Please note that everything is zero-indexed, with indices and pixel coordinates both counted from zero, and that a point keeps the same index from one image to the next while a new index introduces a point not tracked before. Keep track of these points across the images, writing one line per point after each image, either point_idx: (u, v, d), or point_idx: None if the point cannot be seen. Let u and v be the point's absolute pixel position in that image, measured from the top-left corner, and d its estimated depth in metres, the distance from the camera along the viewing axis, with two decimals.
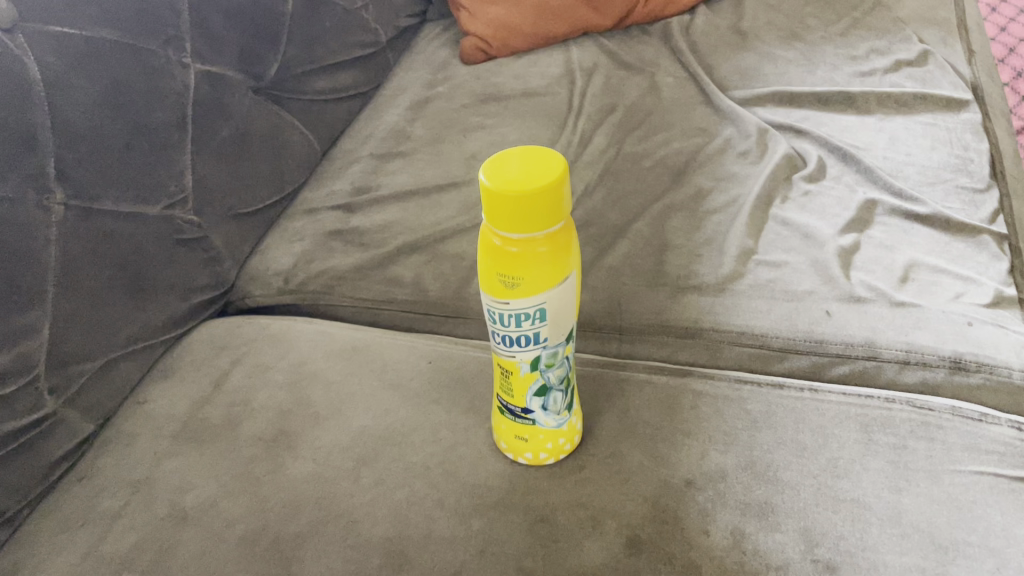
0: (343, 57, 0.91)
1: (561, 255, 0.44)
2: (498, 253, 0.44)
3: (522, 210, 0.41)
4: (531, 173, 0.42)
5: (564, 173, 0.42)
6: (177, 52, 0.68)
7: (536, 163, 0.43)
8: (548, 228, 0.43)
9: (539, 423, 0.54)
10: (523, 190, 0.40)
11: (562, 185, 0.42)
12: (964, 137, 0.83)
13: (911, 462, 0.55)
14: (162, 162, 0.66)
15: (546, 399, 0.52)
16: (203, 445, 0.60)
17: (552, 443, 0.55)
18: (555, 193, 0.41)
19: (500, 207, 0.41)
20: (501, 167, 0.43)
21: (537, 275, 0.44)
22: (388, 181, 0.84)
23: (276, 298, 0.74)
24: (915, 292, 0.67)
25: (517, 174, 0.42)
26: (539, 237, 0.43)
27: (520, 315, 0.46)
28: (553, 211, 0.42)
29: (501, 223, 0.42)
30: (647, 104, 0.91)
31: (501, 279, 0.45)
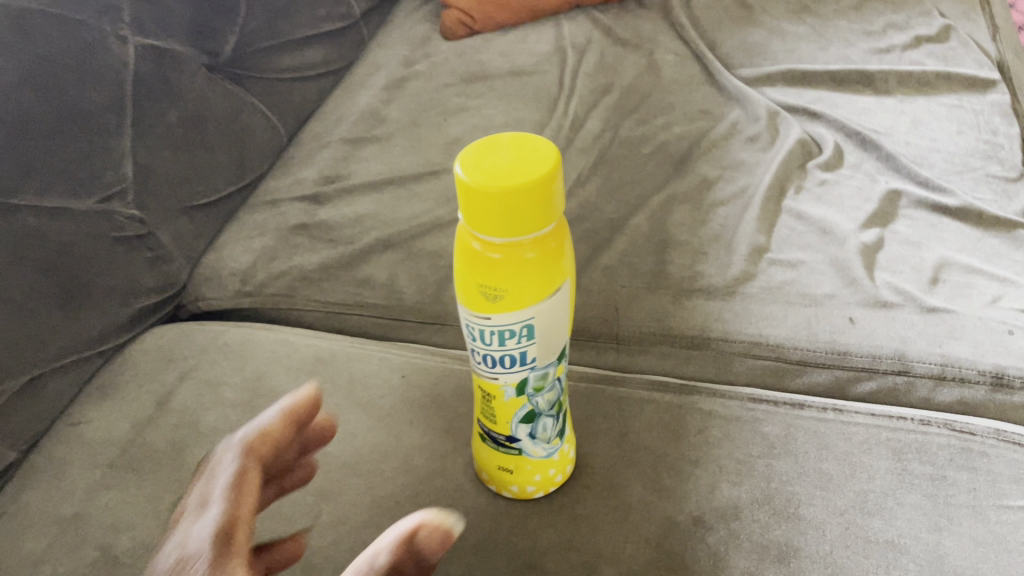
0: (311, 31, 0.83)
1: (553, 263, 0.37)
2: (476, 261, 0.37)
3: (505, 211, 0.34)
4: (516, 166, 0.35)
5: (556, 166, 0.35)
6: (114, 24, 0.60)
7: (522, 154, 0.35)
8: (537, 232, 0.35)
9: (526, 454, 0.46)
10: (505, 188, 0.33)
11: (553, 181, 0.34)
12: (993, 120, 0.75)
13: (951, 497, 0.48)
14: (97, 151, 0.58)
15: (535, 426, 0.45)
16: (143, 475, 0.53)
17: (542, 475, 0.48)
18: (545, 190, 0.34)
19: (478, 207, 0.34)
20: (480, 158, 0.35)
21: (525, 288, 0.37)
22: (360, 168, 0.76)
23: (231, 302, 0.66)
24: (947, 296, 0.60)
25: (500, 168, 0.35)
26: (528, 243, 0.36)
27: (504, 333, 0.39)
28: (543, 212, 0.35)
29: (482, 226, 0.35)
30: (645, 84, 0.83)
31: (480, 292, 0.38)
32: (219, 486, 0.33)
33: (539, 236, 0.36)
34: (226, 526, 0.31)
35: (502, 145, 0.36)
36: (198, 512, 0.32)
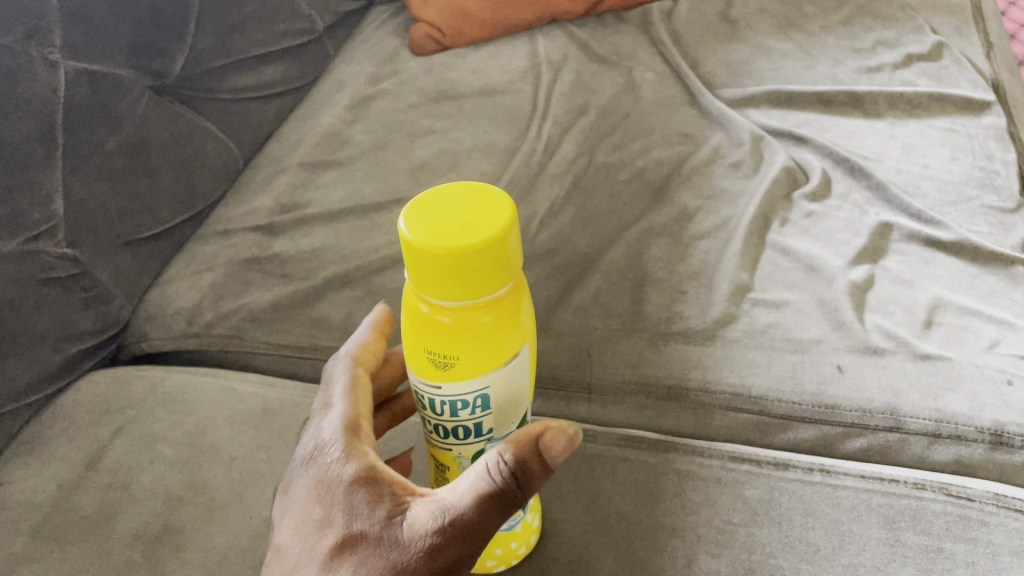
0: (270, 48, 0.78)
1: (514, 331, 0.30)
2: (424, 334, 0.31)
3: (446, 289, 0.28)
4: (466, 225, 0.29)
5: (512, 222, 0.29)
6: (42, 47, 0.55)
7: (472, 208, 0.29)
8: (491, 303, 0.29)
9: None
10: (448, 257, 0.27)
11: (509, 238, 0.28)
12: (988, 144, 0.71)
13: (949, 572, 0.44)
14: (21, 186, 0.53)
15: None
16: (66, 545, 0.48)
17: (502, 550, 0.43)
18: (498, 257, 0.28)
19: (416, 284, 0.28)
20: (423, 214, 0.29)
21: (480, 362, 0.30)
22: (319, 196, 0.71)
23: (176, 343, 0.61)
24: (941, 341, 0.56)
25: (444, 228, 0.29)
26: (482, 311, 0.29)
27: (455, 405, 0.32)
28: (497, 282, 0.28)
29: (426, 291, 0.28)
30: (623, 104, 0.79)
31: (430, 369, 0.31)
32: (340, 382, 0.37)
33: (496, 307, 0.29)
34: (347, 413, 0.36)
35: (452, 194, 0.30)
36: (324, 402, 0.37)
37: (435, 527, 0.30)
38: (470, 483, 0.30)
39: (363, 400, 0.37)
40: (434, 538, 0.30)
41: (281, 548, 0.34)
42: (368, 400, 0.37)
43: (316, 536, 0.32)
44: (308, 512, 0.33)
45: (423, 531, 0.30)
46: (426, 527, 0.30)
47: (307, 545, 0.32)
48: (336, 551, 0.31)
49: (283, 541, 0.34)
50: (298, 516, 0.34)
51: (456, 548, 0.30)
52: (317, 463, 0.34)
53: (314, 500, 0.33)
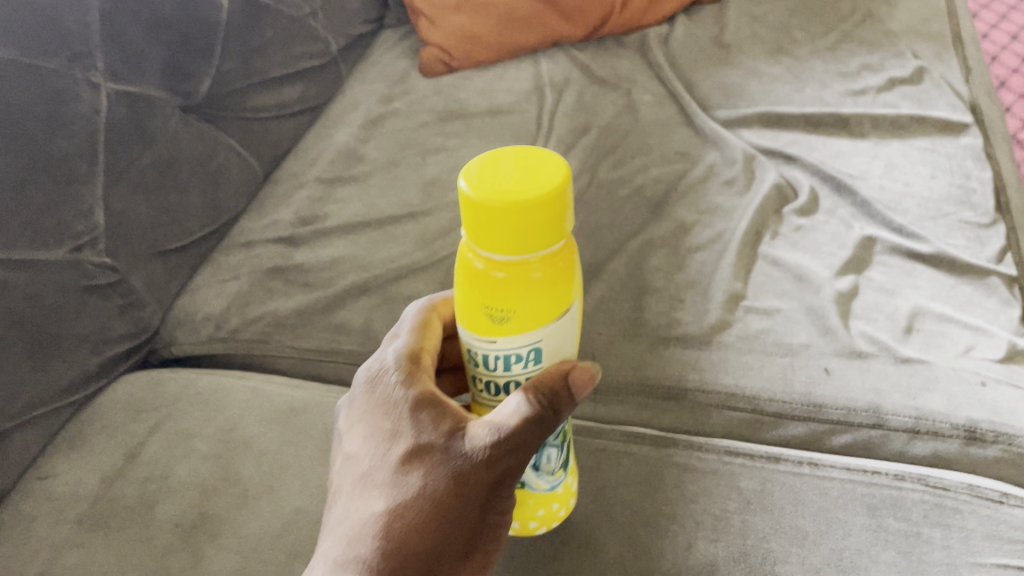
0: (288, 70, 0.83)
1: (565, 286, 0.33)
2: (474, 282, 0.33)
3: (510, 225, 0.30)
4: (525, 178, 0.31)
5: (566, 180, 0.31)
6: (85, 71, 0.58)
7: (531, 167, 0.32)
8: (545, 253, 0.31)
9: (529, 488, 0.40)
10: (511, 200, 0.29)
11: (562, 194, 0.30)
12: (966, 164, 0.76)
13: (925, 554, 0.48)
14: (67, 200, 0.57)
15: (539, 456, 0.39)
16: (110, 533, 0.52)
17: (544, 512, 0.42)
18: (556, 203, 0.30)
19: (479, 220, 0.30)
20: (484, 168, 0.32)
21: (533, 315, 0.33)
22: (336, 210, 0.75)
23: (204, 348, 0.65)
24: (920, 345, 0.61)
25: (506, 178, 0.31)
26: (534, 263, 0.31)
27: (509, 358, 0.35)
28: (554, 230, 0.31)
29: (483, 243, 0.31)
30: (623, 124, 0.84)
31: (478, 317, 0.33)
32: (409, 320, 0.43)
33: (549, 259, 0.31)
34: (413, 347, 0.41)
35: (514, 156, 0.33)
36: (394, 334, 0.43)
37: (486, 441, 0.35)
38: (513, 402, 0.35)
39: (429, 338, 0.42)
40: (484, 451, 0.35)
41: (355, 454, 0.40)
42: (434, 338, 0.43)
43: (386, 445, 0.38)
44: (379, 424, 0.39)
45: (476, 445, 0.36)
46: (479, 442, 0.36)
47: (379, 453, 0.38)
48: (403, 459, 0.37)
49: (357, 450, 0.40)
50: (370, 429, 0.40)
51: (503, 460, 0.35)
52: (386, 385, 0.40)
53: (384, 414, 0.39)
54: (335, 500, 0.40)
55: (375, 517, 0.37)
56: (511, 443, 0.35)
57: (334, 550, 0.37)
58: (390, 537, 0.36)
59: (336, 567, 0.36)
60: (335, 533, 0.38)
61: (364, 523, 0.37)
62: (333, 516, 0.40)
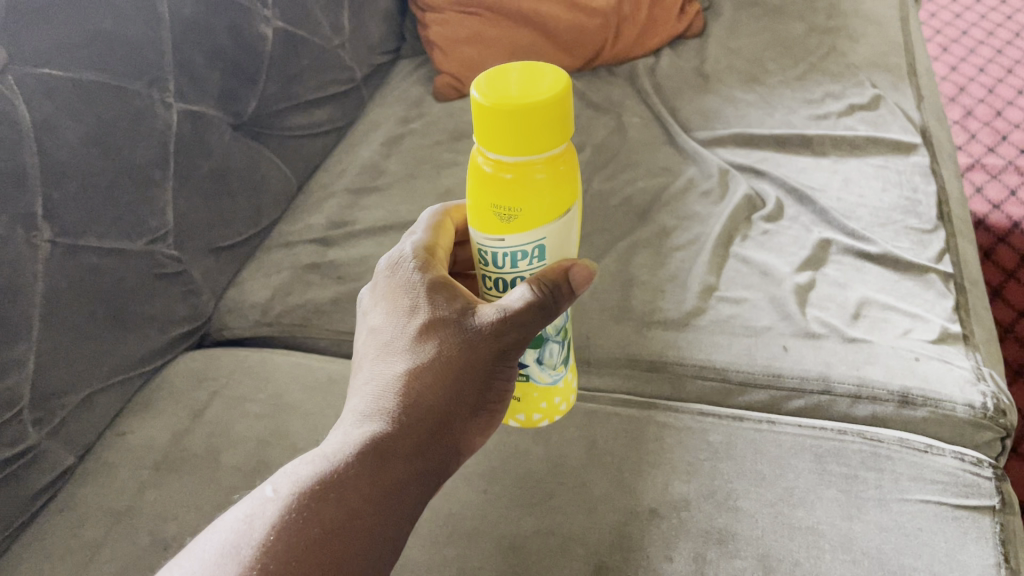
0: (320, 94, 0.94)
1: (561, 179, 0.43)
2: (492, 181, 0.43)
3: (519, 125, 0.40)
4: (530, 89, 0.41)
5: (563, 90, 0.41)
6: (160, 92, 0.71)
7: (531, 81, 0.42)
8: (548, 149, 0.41)
9: (535, 381, 0.54)
10: (521, 104, 0.39)
11: (560, 102, 0.40)
12: (913, 179, 0.85)
13: (861, 491, 0.58)
14: (146, 199, 0.69)
15: (542, 351, 0.52)
16: (183, 474, 0.63)
17: (547, 403, 0.56)
18: (556, 106, 0.40)
19: (493, 124, 0.40)
20: (496, 84, 0.42)
21: (537, 204, 0.43)
22: (363, 216, 0.86)
23: (251, 331, 0.78)
24: (866, 328, 0.71)
25: (514, 91, 0.41)
26: (538, 159, 0.41)
27: (516, 254, 0.46)
28: (555, 129, 0.40)
29: (499, 145, 0.41)
30: (613, 143, 0.95)
31: (496, 212, 0.44)
32: (423, 223, 0.54)
33: (552, 154, 0.41)
34: (430, 247, 0.52)
35: (520, 74, 0.43)
36: (413, 234, 0.53)
37: (494, 316, 0.46)
38: (521, 289, 0.46)
39: (442, 242, 0.54)
40: (492, 323, 0.46)
41: (379, 326, 0.51)
42: (446, 242, 0.54)
43: (407, 318, 0.49)
44: (402, 301, 0.50)
45: (486, 319, 0.46)
46: (488, 316, 0.46)
47: (400, 322, 0.49)
48: (423, 327, 0.48)
49: (381, 322, 0.51)
50: (393, 304, 0.50)
51: (506, 332, 0.46)
52: (408, 272, 0.50)
53: (405, 294, 0.50)
54: (360, 362, 0.51)
55: (399, 370, 0.47)
56: (516, 319, 0.46)
57: (363, 397, 0.48)
58: (412, 386, 0.47)
59: (366, 408, 0.47)
60: (362, 385, 0.49)
61: (388, 375, 0.48)
62: (358, 375, 0.50)
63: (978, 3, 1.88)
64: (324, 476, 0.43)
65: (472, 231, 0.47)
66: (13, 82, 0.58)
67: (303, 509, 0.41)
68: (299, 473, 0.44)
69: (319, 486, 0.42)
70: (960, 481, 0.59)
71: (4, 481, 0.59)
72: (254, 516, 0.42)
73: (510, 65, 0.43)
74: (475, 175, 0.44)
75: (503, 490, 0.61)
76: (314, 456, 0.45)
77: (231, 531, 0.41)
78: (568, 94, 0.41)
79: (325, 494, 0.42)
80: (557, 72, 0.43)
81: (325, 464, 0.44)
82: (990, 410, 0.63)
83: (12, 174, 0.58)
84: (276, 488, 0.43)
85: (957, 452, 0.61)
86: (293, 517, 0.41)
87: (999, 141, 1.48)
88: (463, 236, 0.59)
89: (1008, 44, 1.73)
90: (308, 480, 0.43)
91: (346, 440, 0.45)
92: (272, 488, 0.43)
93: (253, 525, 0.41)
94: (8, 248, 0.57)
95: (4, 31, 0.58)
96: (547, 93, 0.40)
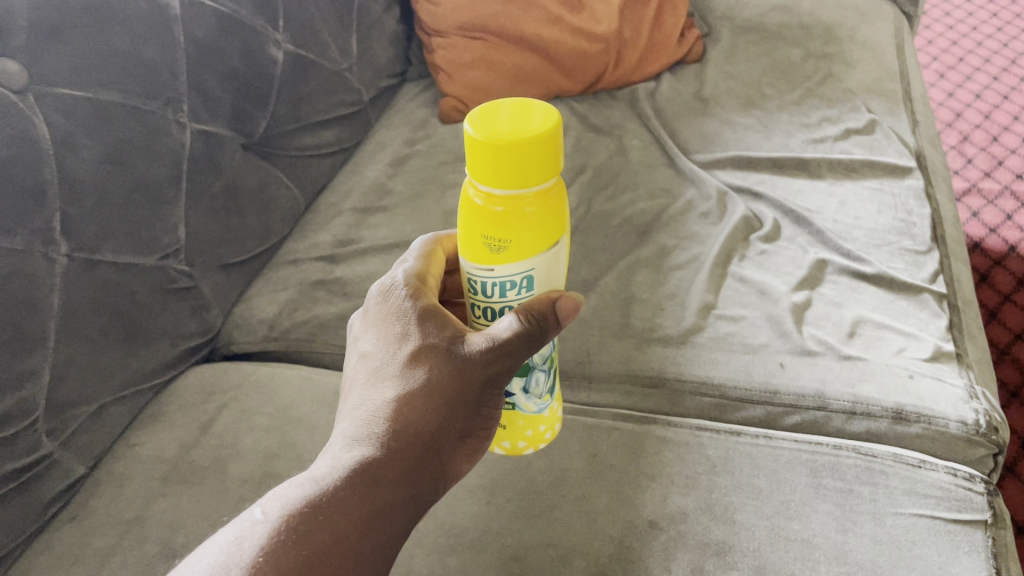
0: (328, 116, 0.97)
1: (551, 212, 0.44)
2: (483, 213, 0.44)
3: (511, 159, 0.41)
4: (522, 125, 0.43)
5: (556, 127, 0.42)
6: (175, 112, 0.73)
7: (525, 116, 0.44)
8: (538, 183, 0.43)
9: (520, 409, 0.55)
10: (512, 139, 0.41)
11: (552, 138, 0.42)
12: (908, 202, 0.87)
13: (856, 505, 0.60)
14: (159, 217, 0.71)
15: (529, 380, 0.53)
16: (192, 485, 0.65)
17: (532, 431, 0.57)
18: (547, 142, 0.42)
19: (485, 158, 0.42)
20: (489, 119, 0.44)
21: (526, 236, 0.44)
22: (368, 234, 0.88)
23: (260, 345, 0.80)
24: (861, 346, 0.72)
25: (506, 126, 0.43)
26: (528, 194, 0.43)
27: (505, 283, 0.48)
28: (545, 164, 0.42)
29: (491, 178, 0.42)
30: (614, 165, 0.97)
31: (487, 243, 0.45)
32: (414, 253, 0.56)
33: (541, 188, 0.43)
34: (421, 275, 0.54)
35: (513, 110, 0.45)
36: (404, 263, 0.55)
37: (483, 344, 0.48)
38: (509, 318, 0.47)
39: (432, 271, 0.55)
40: (481, 351, 0.48)
41: (369, 353, 0.52)
42: (435, 272, 0.56)
43: (397, 345, 0.51)
44: (392, 328, 0.51)
45: (475, 347, 0.48)
46: (477, 345, 0.48)
47: (391, 349, 0.51)
48: (413, 354, 0.50)
49: (372, 348, 0.52)
50: (384, 332, 0.52)
51: (494, 361, 0.48)
52: (398, 299, 0.52)
53: (396, 321, 0.52)
54: (350, 388, 0.52)
55: (388, 397, 0.49)
56: (504, 348, 0.47)
57: (353, 421, 0.49)
58: (402, 412, 0.48)
59: (356, 433, 0.48)
60: (352, 410, 0.50)
61: (379, 399, 0.49)
62: (347, 400, 0.52)
63: (975, 31, 1.91)
64: (314, 498, 0.44)
65: (463, 260, 0.49)
66: (33, 101, 0.61)
67: (293, 531, 0.42)
68: (289, 495, 0.44)
69: (308, 509, 0.43)
70: (953, 496, 0.60)
71: (19, 489, 0.61)
72: (244, 538, 0.42)
73: (504, 102, 0.45)
74: (468, 206, 0.46)
75: (505, 502, 0.63)
76: (303, 478, 0.46)
77: (221, 553, 0.42)
78: (559, 130, 0.43)
79: (315, 516, 0.43)
80: (549, 109, 0.44)
81: (315, 487, 0.45)
82: (982, 427, 0.64)
83: (32, 190, 0.60)
84: (265, 511, 0.44)
85: (950, 468, 0.62)
86: (283, 538, 0.42)
87: (995, 167, 1.50)
88: (452, 266, 0.61)
89: (1003, 71, 1.75)
90: (298, 502, 0.44)
91: (336, 463, 0.46)
92: (261, 511, 0.44)
93: (242, 546, 0.42)
94: (26, 262, 0.59)
95: (25, 52, 0.60)
96: (538, 129, 0.42)
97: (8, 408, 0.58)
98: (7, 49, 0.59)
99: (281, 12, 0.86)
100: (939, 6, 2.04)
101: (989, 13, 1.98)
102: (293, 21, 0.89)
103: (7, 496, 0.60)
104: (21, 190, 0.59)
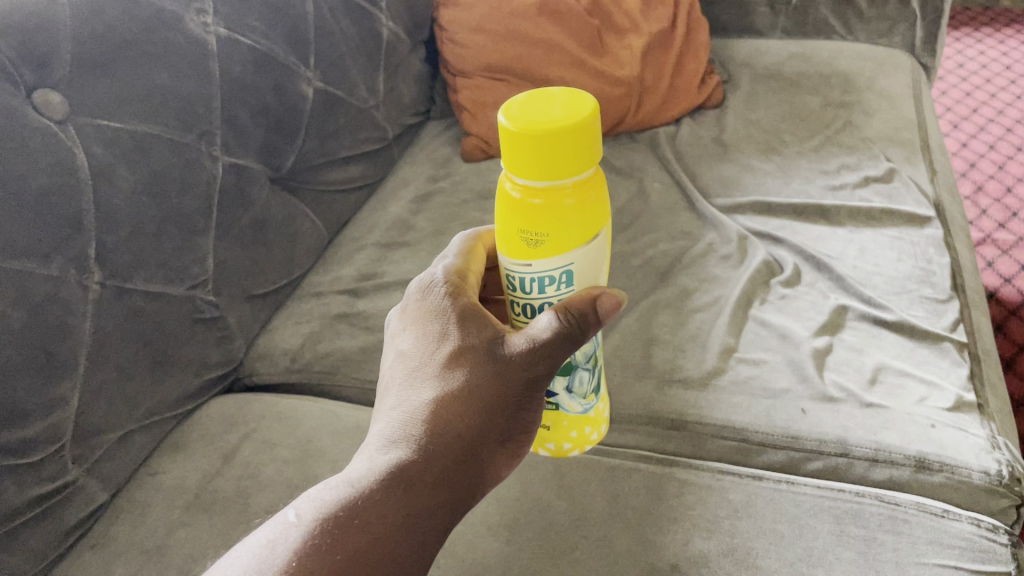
0: (353, 152, 0.99)
1: (589, 202, 0.45)
2: (520, 206, 0.45)
3: (546, 148, 0.42)
4: (558, 114, 0.43)
5: (591, 118, 0.43)
6: (208, 145, 0.75)
7: (561, 105, 0.45)
8: (575, 173, 0.43)
9: (565, 408, 0.56)
10: (548, 128, 0.41)
11: (588, 128, 0.43)
12: (927, 251, 0.87)
13: (879, 554, 0.59)
14: (189, 248, 0.73)
15: (573, 379, 0.54)
16: (214, 515, 0.65)
17: (578, 432, 0.57)
18: (583, 130, 0.42)
19: (518, 149, 0.42)
20: (526, 109, 0.44)
21: (564, 227, 0.45)
22: (391, 269, 0.89)
23: (282, 376, 0.80)
24: (882, 394, 0.72)
25: (542, 115, 0.43)
26: (566, 184, 0.44)
27: (544, 279, 0.48)
28: (581, 153, 0.43)
29: (525, 170, 0.43)
30: (635, 207, 0.99)
31: (524, 237, 0.46)
32: (454, 249, 0.57)
33: (578, 179, 0.44)
34: (461, 272, 0.55)
35: (549, 101, 0.45)
36: (445, 259, 0.56)
37: (523, 345, 0.48)
38: (547, 317, 0.48)
39: (473, 267, 0.56)
40: (521, 353, 0.49)
41: (407, 351, 0.53)
42: (476, 268, 0.56)
43: (437, 345, 0.51)
44: (431, 327, 0.52)
45: (516, 348, 0.49)
46: (517, 346, 0.49)
47: (430, 350, 0.52)
48: (452, 355, 0.50)
49: (411, 346, 0.53)
50: (423, 330, 0.53)
51: (535, 363, 0.48)
52: (438, 297, 0.53)
53: (435, 320, 0.52)
54: (387, 386, 0.53)
55: (427, 398, 0.50)
56: (544, 350, 0.48)
57: (389, 422, 0.50)
58: (440, 414, 0.49)
59: (393, 435, 0.49)
60: (389, 410, 0.51)
61: (415, 403, 0.50)
62: (384, 400, 0.52)
63: (988, 83, 1.93)
64: (349, 502, 0.45)
65: (501, 257, 0.49)
66: (73, 132, 0.62)
67: (327, 535, 0.43)
68: (323, 499, 0.45)
69: (343, 513, 0.44)
70: (977, 547, 0.59)
71: (43, 514, 0.62)
72: (277, 541, 0.43)
73: (541, 93, 0.46)
74: (503, 200, 0.47)
75: (525, 542, 0.63)
76: (339, 480, 0.47)
77: (255, 555, 0.43)
78: (596, 120, 0.43)
79: (349, 521, 0.44)
80: (587, 99, 0.45)
81: (350, 490, 0.45)
82: (1005, 477, 0.64)
83: (69, 220, 0.61)
84: (299, 514, 0.45)
85: (973, 518, 0.61)
86: (315, 543, 0.42)
87: (1009, 218, 1.50)
88: (492, 261, 0.62)
89: (1016, 123, 1.77)
90: (332, 506, 0.44)
91: (372, 466, 0.47)
92: (295, 513, 0.45)
93: (276, 550, 0.42)
94: (61, 289, 0.60)
95: (67, 82, 0.62)
96: (573, 117, 0.43)
97: (38, 432, 0.59)
98: (50, 80, 0.61)
99: (312, 50, 0.88)
100: (953, 57, 2.07)
101: (1002, 65, 2.00)
102: (323, 59, 0.90)
103: (31, 521, 0.61)
104: (59, 219, 0.60)
